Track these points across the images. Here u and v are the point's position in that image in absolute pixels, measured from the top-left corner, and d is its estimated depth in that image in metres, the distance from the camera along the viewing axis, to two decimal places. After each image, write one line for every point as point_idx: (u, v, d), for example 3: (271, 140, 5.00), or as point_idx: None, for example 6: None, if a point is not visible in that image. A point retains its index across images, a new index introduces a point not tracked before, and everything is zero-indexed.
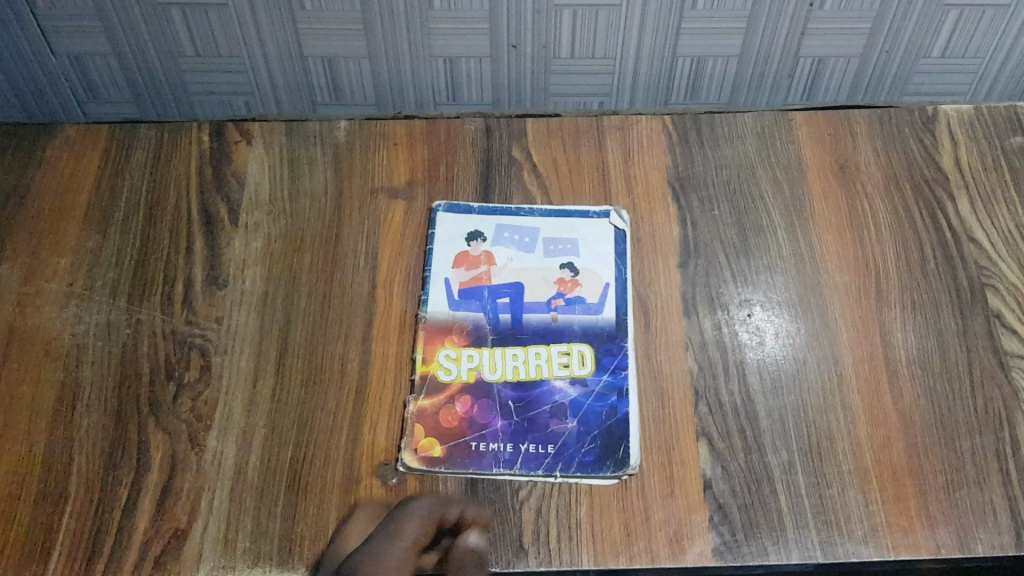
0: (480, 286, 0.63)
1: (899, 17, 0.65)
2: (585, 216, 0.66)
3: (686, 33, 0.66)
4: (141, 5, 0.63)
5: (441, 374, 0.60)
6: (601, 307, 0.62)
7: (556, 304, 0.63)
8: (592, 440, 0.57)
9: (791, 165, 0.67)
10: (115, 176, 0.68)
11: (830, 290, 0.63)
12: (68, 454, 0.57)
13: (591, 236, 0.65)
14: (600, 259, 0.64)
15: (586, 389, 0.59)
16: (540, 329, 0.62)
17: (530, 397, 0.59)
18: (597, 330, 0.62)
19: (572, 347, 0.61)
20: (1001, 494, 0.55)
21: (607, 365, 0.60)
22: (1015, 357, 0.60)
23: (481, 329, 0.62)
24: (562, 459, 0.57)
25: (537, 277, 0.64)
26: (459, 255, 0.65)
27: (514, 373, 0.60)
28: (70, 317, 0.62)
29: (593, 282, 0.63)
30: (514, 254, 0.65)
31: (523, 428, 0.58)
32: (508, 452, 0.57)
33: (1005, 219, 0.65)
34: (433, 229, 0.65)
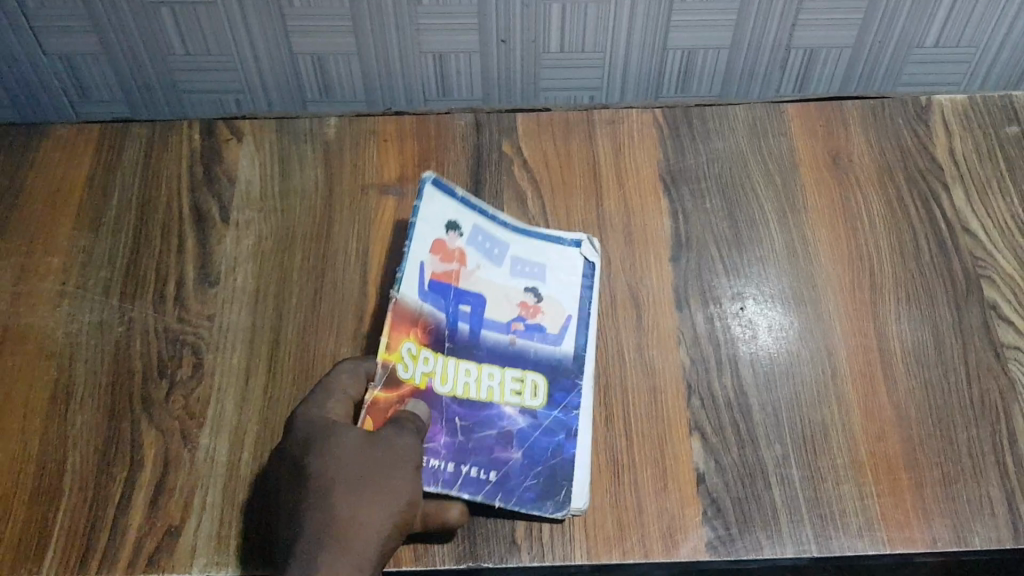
0: (449, 283, 0.60)
1: (891, 7, 0.64)
2: (559, 243, 0.64)
3: (677, 24, 0.65)
4: (130, 4, 0.63)
5: (400, 368, 0.56)
6: (560, 341, 0.61)
7: (516, 328, 0.61)
8: (535, 476, 0.56)
9: (783, 157, 0.67)
10: (107, 175, 0.67)
11: (823, 283, 0.62)
12: (61, 452, 0.57)
13: (562, 262, 0.63)
14: (566, 292, 0.62)
15: (535, 421, 0.58)
16: (497, 350, 0.60)
17: (477, 416, 0.58)
18: (555, 364, 0.60)
19: (527, 375, 0.59)
20: (998, 487, 0.55)
21: (558, 402, 0.59)
22: (1011, 348, 0.60)
23: (442, 332, 0.59)
24: (502, 489, 0.55)
25: (500, 294, 0.61)
26: (436, 243, 0.60)
27: (464, 390, 0.58)
28: (63, 316, 0.62)
29: (556, 313, 0.62)
30: (484, 262, 0.62)
31: (466, 448, 0.56)
32: (448, 472, 0.55)
33: (1000, 210, 0.64)
34: (419, 202, 0.61)
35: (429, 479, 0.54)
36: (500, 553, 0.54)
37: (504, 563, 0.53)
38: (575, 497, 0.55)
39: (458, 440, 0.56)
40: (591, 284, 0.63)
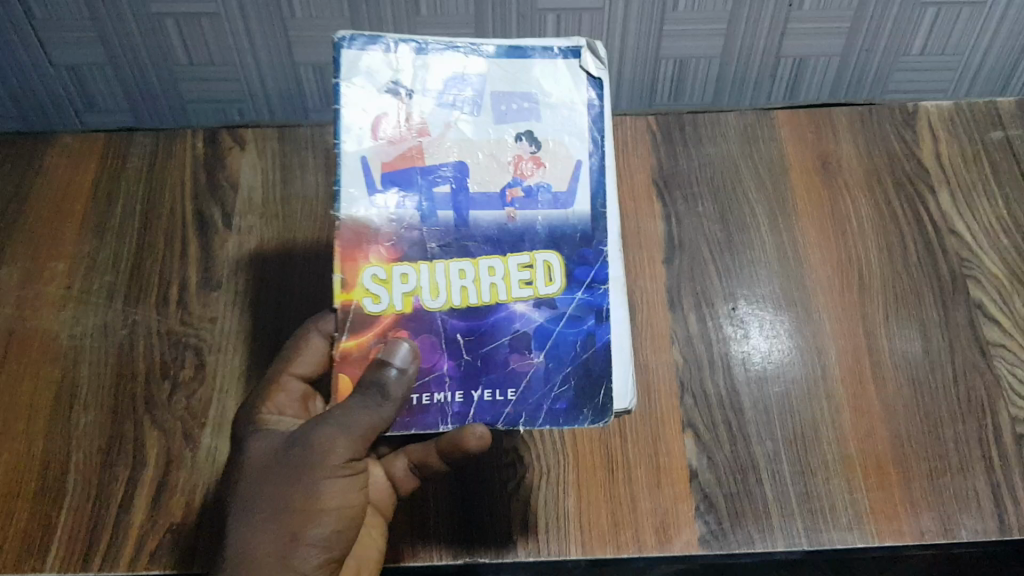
0: (411, 168, 0.49)
1: (878, 16, 0.65)
2: (546, 52, 0.51)
3: (667, 35, 0.66)
4: (135, 16, 0.64)
5: (368, 304, 0.48)
6: (571, 202, 0.49)
7: (512, 197, 0.49)
8: (565, 381, 0.47)
9: (774, 163, 0.68)
10: (111, 182, 0.69)
11: (813, 284, 0.64)
12: (66, 451, 0.58)
13: (556, 97, 0.50)
14: (568, 128, 0.50)
15: (556, 312, 0.48)
16: (494, 233, 0.49)
17: (483, 327, 0.48)
18: (569, 232, 0.49)
19: (536, 257, 0.48)
20: (984, 480, 0.56)
21: (581, 280, 0.49)
22: (997, 345, 0.61)
23: (417, 233, 0.48)
24: (528, 408, 0.47)
25: (485, 153, 0.49)
26: (376, 118, 0.49)
27: (461, 296, 0.48)
28: (68, 320, 0.63)
29: (562, 161, 0.50)
30: (453, 113, 0.50)
31: (475, 370, 0.47)
32: (458, 404, 0.47)
33: (985, 212, 0.66)
34: (339, 79, 0.49)
35: (437, 418, 0.47)
36: (496, 549, 0.55)
37: (500, 558, 0.55)
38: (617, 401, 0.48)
39: (462, 364, 0.47)
40: (600, 111, 0.51)
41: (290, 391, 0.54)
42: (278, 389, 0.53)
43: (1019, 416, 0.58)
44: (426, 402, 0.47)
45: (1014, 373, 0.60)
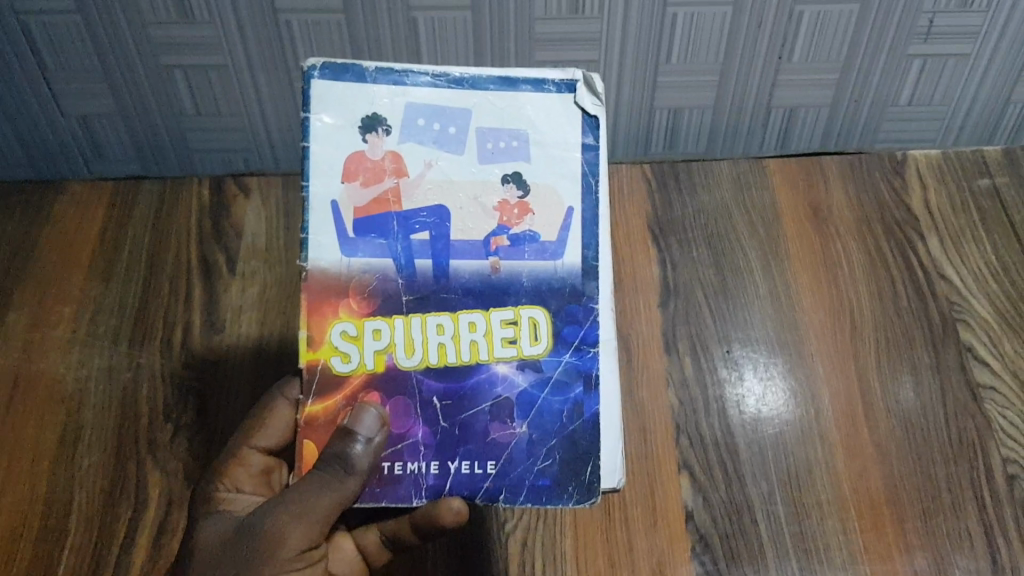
0: (386, 212, 0.47)
1: (866, 67, 0.67)
2: (540, 86, 0.49)
3: (662, 86, 0.67)
4: (146, 67, 0.66)
5: (336, 363, 0.46)
6: (561, 252, 0.48)
7: (497, 246, 0.48)
8: (549, 454, 0.47)
9: (766, 210, 0.70)
10: (118, 229, 0.70)
11: (805, 327, 0.65)
12: (69, 493, 0.59)
13: (547, 136, 0.49)
14: (558, 169, 0.49)
15: (540, 376, 0.47)
16: (476, 285, 0.47)
17: (462, 390, 0.47)
18: (556, 285, 0.48)
19: (521, 313, 0.47)
20: (976, 520, 0.58)
21: (569, 340, 0.48)
22: (987, 388, 0.62)
23: (393, 283, 0.47)
24: (509, 484, 0.46)
25: (468, 197, 0.48)
26: (350, 156, 0.47)
27: (439, 355, 0.47)
28: (73, 362, 0.64)
29: (552, 207, 0.49)
30: (434, 153, 0.48)
31: (452, 438, 0.47)
32: (433, 476, 0.46)
33: (975, 258, 0.67)
34: (309, 113, 0.47)
35: (411, 490, 0.46)
36: None
37: None
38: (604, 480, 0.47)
39: (439, 432, 0.47)
40: (596, 153, 0.49)
41: (251, 463, 0.52)
42: (239, 462, 0.52)
43: (1010, 456, 0.60)
44: (399, 472, 0.46)
45: (1005, 415, 0.61)
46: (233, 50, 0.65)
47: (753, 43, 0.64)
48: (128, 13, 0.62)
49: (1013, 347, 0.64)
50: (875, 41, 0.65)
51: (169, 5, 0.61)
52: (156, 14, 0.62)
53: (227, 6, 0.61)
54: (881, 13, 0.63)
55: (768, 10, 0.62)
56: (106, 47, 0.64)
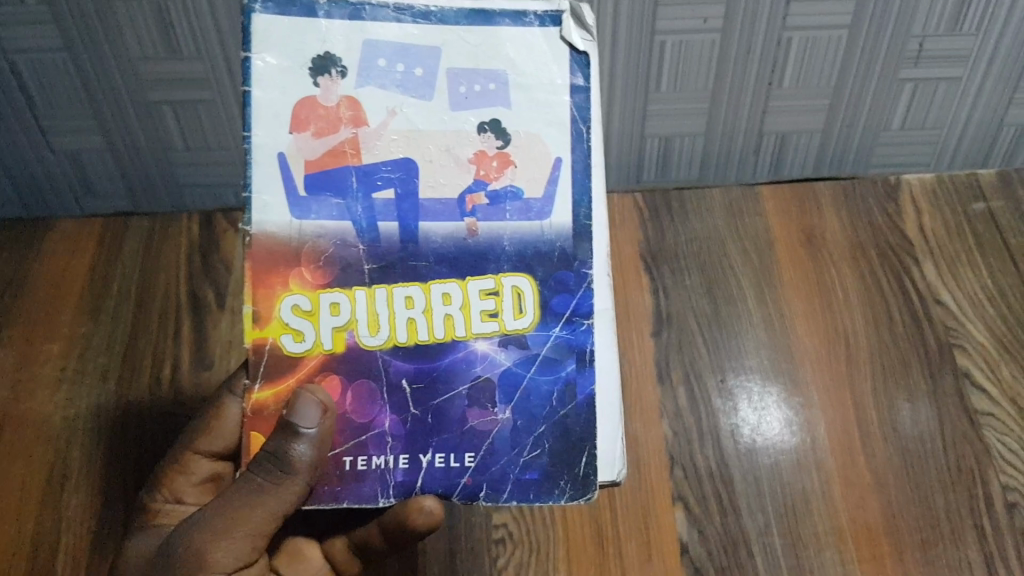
0: (344, 166, 0.43)
1: (857, 92, 0.66)
2: (519, 19, 0.44)
3: (653, 114, 0.67)
4: (134, 103, 0.66)
5: (288, 342, 0.42)
6: (547, 210, 0.44)
7: (474, 204, 0.43)
8: (537, 444, 0.43)
9: (760, 236, 0.69)
10: (108, 265, 0.70)
11: (800, 355, 0.64)
12: (55, 533, 0.59)
13: (530, 76, 0.44)
14: (544, 115, 0.44)
15: (525, 352, 0.43)
16: (450, 250, 0.43)
17: (436, 371, 0.43)
18: (543, 250, 0.44)
19: (503, 282, 0.43)
20: (976, 550, 0.56)
21: (559, 312, 0.44)
22: (984, 414, 0.61)
23: (353, 248, 0.43)
24: (490, 480, 0.42)
25: (439, 148, 0.43)
26: (299, 104, 0.42)
27: (409, 331, 0.43)
28: (62, 401, 0.64)
29: (537, 159, 0.44)
30: (398, 98, 0.43)
31: (424, 427, 0.43)
32: (401, 471, 0.42)
33: (971, 283, 0.67)
34: (249, 53, 0.42)
35: (377, 488, 0.42)
36: None
37: None
38: (600, 473, 0.44)
39: (409, 420, 0.43)
40: (587, 95, 0.44)
41: (196, 470, 0.50)
42: (182, 468, 0.50)
43: (1010, 484, 0.59)
44: (363, 467, 0.42)
45: (1004, 442, 0.60)
46: (220, 83, 0.65)
47: (744, 71, 0.64)
48: (115, 48, 0.62)
49: (1011, 372, 0.63)
50: (866, 65, 0.64)
51: (155, 37, 0.61)
52: (143, 48, 0.62)
53: (213, 39, 0.61)
54: (870, 39, 0.62)
55: (755, 36, 0.62)
56: (93, 83, 0.64)
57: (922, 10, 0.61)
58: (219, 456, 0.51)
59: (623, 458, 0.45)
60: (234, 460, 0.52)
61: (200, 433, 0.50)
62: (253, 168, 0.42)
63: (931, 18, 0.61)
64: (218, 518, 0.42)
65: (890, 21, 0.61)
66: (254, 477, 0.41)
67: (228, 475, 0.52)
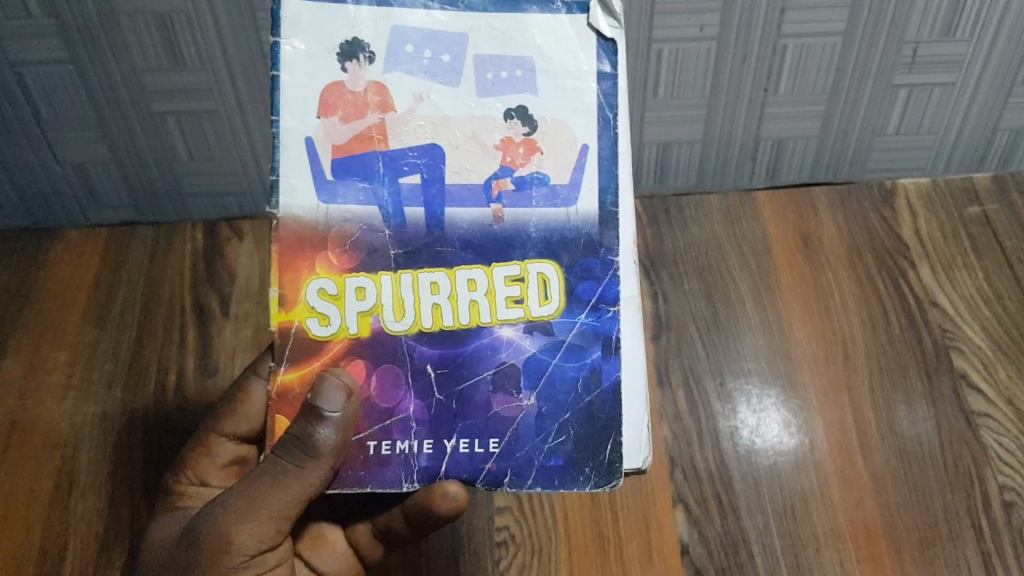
0: (370, 151, 0.43)
1: (852, 99, 0.67)
2: (547, 6, 0.44)
3: (651, 121, 0.68)
4: (139, 113, 0.67)
5: (313, 326, 0.42)
6: (573, 197, 0.43)
7: (499, 190, 0.43)
8: (562, 431, 0.42)
9: (756, 241, 0.70)
10: (113, 275, 0.71)
11: (798, 358, 0.65)
12: (63, 537, 0.59)
13: (556, 63, 0.44)
14: (570, 101, 0.44)
15: (551, 339, 0.43)
16: (475, 236, 0.43)
17: (460, 357, 0.43)
18: (569, 236, 0.43)
19: (528, 268, 0.43)
20: (974, 549, 0.57)
21: (585, 299, 0.43)
22: (981, 414, 0.62)
23: (379, 234, 0.43)
24: (514, 466, 0.42)
25: (465, 134, 0.43)
26: (327, 88, 0.42)
27: (434, 316, 0.42)
28: (68, 408, 0.65)
29: (563, 148, 0.43)
30: (425, 83, 0.43)
31: (449, 412, 0.42)
32: (426, 456, 0.42)
33: (967, 286, 0.67)
34: (278, 37, 0.42)
35: (402, 472, 0.42)
36: None
37: None
38: (626, 460, 0.43)
39: (434, 405, 0.42)
40: (614, 82, 0.44)
41: (220, 453, 0.51)
42: (207, 450, 0.50)
43: (1007, 483, 0.59)
44: (387, 452, 0.42)
45: (1001, 442, 0.61)
46: (225, 94, 0.65)
47: (740, 79, 0.65)
48: (120, 59, 0.63)
49: (1007, 374, 0.64)
50: (860, 74, 0.65)
51: (160, 49, 0.62)
52: (148, 60, 0.63)
53: (217, 50, 0.62)
54: (864, 47, 0.63)
55: (752, 46, 0.63)
56: (99, 94, 0.65)
57: (914, 19, 0.62)
58: (244, 440, 0.51)
59: (648, 445, 0.44)
60: (260, 444, 0.52)
61: (225, 416, 0.50)
62: (282, 153, 0.42)
63: (923, 26, 0.62)
64: (243, 499, 0.42)
65: (882, 29, 0.62)
66: (279, 460, 0.41)
67: (253, 458, 0.52)
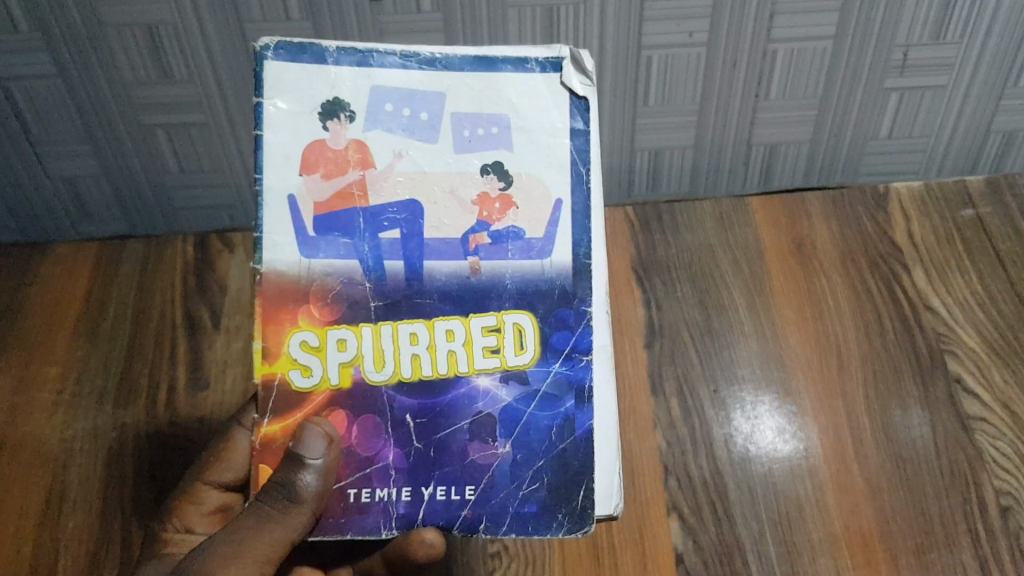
0: (351, 208, 0.45)
1: (844, 103, 0.67)
2: (522, 65, 0.46)
3: (642, 128, 0.68)
4: (128, 127, 0.66)
5: (295, 378, 0.44)
6: (548, 250, 0.46)
7: (476, 244, 0.45)
8: (536, 477, 0.45)
9: (750, 246, 0.70)
10: (104, 288, 0.71)
11: (792, 364, 0.64)
12: (53, 558, 0.59)
13: (531, 120, 0.46)
14: (547, 157, 0.46)
15: (525, 389, 0.45)
16: (453, 288, 0.45)
17: (438, 407, 0.45)
18: (543, 288, 0.46)
19: (505, 319, 0.45)
20: (970, 554, 0.56)
21: (559, 349, 0.46)
22: (977, 419, 0.62)
23: (360, 287, 0.45)
24: (490, 513, 0.44)
25: (444, 190, 0.45)
26: (308, 147, 0.45)
27: (412, 367, 0.45)
28: (59, 423, 0.64)
29: (538, 201, 0.46)
30: (404, 142, 0.45)
31: (428, 460, 0.44)
32: (404, 503, 0.44)
33: (962, 289, 0.67)
34: (261, 98, 0.44)
35: (380, 520, 0.44)
36: None
37: None
38: (598, 506, 0.45)
39: (412, 454, 0.44)
40: (587, 138, 0.47)
41: (205, 500, 0.52)
42: (193, 498, 0.52)
43: (1004, 488, 0.59)
44: (366, 500, 0.44)
45: (997, 446, 0.60)
46: (214, 106, 0.65)
47: (730, 84, 0.65)
48: (109, 75, 0.63)
49: (1003, 378, 0.63)
50: (851, 77, 0.65)
51: (148, 63, 0.62)
52: (137, 75, 0.63)
53: (205, 63, 0.62)
54: (855, 50, 0.63)
55: (741, 50, 0.62)
56: (88, 108, 0.65)
57: (904, 22, 0.62)
58: (228, 487, 0.53)
59: (620, 492, 0.46)
60: (243, 492, 0.54)
61: (210, 463, 0.52)
62: (265, 211, 0.44)
63: (914, 29, 0.62)
64: (225, 545, 0.43)
65: (873, 32, 0.62)
66: (262, 507, 0.43)
67: (236, 507, 0.53)
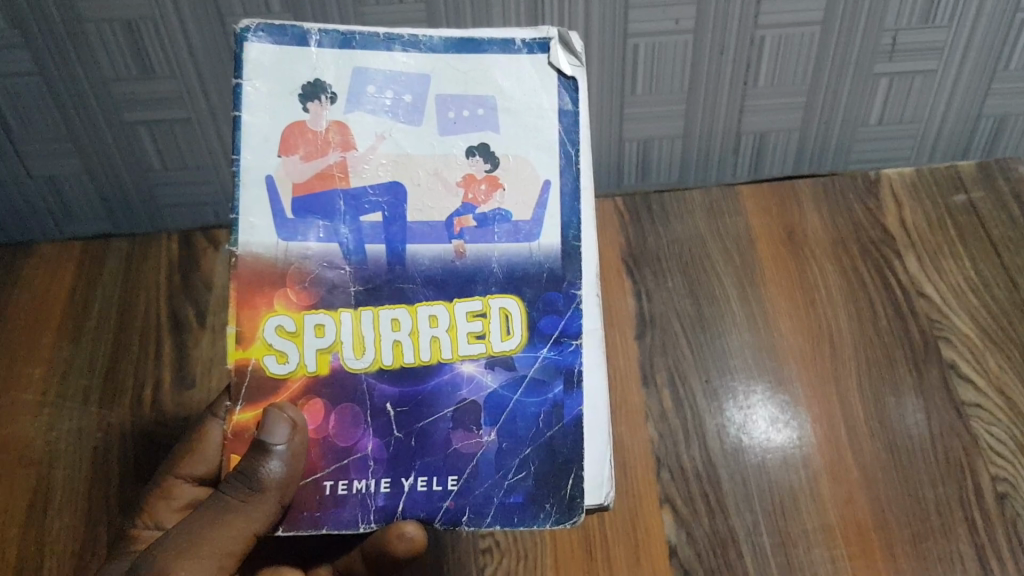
0: (331, 188, 0.44)
1: (832, 89, 0.66)
2: (507, 46, 0.46)
3: (630, 117, 0.67)
4: (108, 124, 0.66)
5: (269, 364, 0.43)
6: (535, 233, 0.45)
7: (461, 227, 0.45)
8: (523, 466, 0.44)
9: (740, 235, 0.69)
10: (88, 288, 0.70)
11: (785, 353, 0.64)
12: (37, 557, 0.58)
13: (517, 102, 0.46)
14: (534, 139, 0.46)
15: (512, 374, 0.44)
16: (437, 271, 0.44)
17: (421, 394, 0.44)
18: (532, 271, 0.45)
19: (490, 304, 0.45)
20: (968, 542, 0.56)
21: (547, 333, 0.45)
22: (972, 405, 0.61)
23: (340, 271, 0.44)
24: (473, 504, 0.43)
25: (428, 172, 0.45)
26: (289, 129, 0.44)
27: (394, 352, 0.44)
28: (42, 426, 0.63)
29: (525, 183, 0.45)
30: (387, 123, 0.45)
31: (408, 450, 0.44)
32: (382, 496, 0.43)
33: (954, 275, 0.66)
34: (240, 79, 0.44)
35: (358, 512, 0.43)
36: None
37: None
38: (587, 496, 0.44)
39: (392, 444, 0.44)
40: (576, 118, 0.46)
41: (178, 494, 0.51)
42: (165, 492, 0.51)
43: (1000, 475, 0.58)
44: (344, 492, 0.43)
45: (992, 432, 0.60)
46: (195, 101, 0.64)
47: (717, 72, 0.64)
48: (88, 71, 0.62)
49: (997, 364, 0.62)
50: (840, 64, 0.64)
51: (128, 58, 0.61)
52: (117, 70, 0.62)
53: (186, 59, 0.61)
54: (842, 37, 0.62)
55: (728, 37, 0.62)
56: (68, 106, 0.64)
57: (891, 7, 0.61)
58: (202, 482, 0.52)
59: (611, 480, 0.45)
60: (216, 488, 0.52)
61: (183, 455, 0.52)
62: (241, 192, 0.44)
63: (902, 13, 0.61)
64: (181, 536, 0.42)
65: (861, 16, 0.61)
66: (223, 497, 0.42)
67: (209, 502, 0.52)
